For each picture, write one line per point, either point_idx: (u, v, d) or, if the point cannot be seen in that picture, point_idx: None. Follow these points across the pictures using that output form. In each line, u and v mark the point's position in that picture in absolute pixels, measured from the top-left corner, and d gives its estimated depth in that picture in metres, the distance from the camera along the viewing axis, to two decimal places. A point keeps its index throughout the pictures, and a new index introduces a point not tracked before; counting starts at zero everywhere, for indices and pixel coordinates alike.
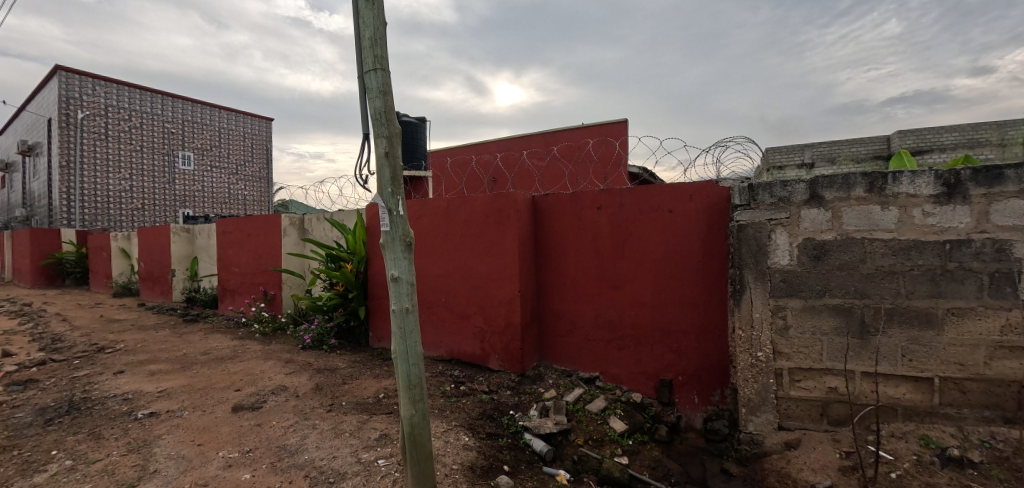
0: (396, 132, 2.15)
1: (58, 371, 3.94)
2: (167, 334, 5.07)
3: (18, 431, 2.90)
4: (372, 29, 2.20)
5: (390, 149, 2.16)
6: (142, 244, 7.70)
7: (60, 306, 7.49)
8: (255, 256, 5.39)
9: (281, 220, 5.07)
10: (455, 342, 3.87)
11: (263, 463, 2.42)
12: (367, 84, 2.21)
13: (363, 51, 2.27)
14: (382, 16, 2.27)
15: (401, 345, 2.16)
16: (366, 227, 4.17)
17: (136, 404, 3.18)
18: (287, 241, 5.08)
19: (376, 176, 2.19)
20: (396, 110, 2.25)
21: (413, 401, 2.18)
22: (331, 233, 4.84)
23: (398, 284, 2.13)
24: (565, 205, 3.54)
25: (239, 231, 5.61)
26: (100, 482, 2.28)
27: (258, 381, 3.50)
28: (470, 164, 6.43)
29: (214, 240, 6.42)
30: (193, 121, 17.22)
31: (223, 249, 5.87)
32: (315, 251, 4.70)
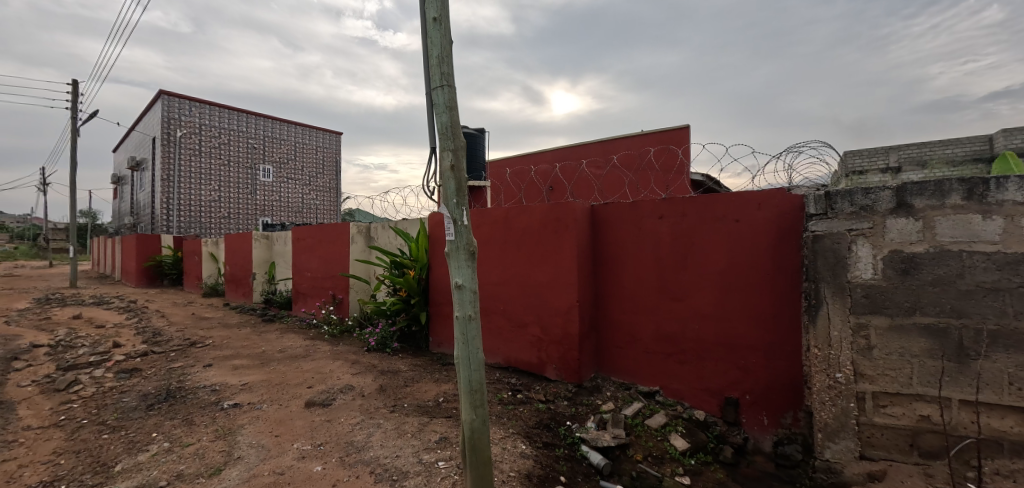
0: (461, 146, 2.25)
1: (156, 361, 4.41)
2: (248, 332, 5.53)
3: (127, 414, 3.28)
4: (438, 49, 2.32)
5: (455, 162, 2.26)
6: (228, 249, 8.47)
7: (160, 303, 8.41)
8: (326, 262, 5.75)
9: (350, 228, 5.39)
10: (511, 350, 3.90)
11: (333, 457, 2.56)
12: (435, 100, 2.33)
13: (431, 69, 2.40)
14: (448, 35, 2.38)
15: (463, 351, 2.25)
16: (428, 235, 4.33)
17: (222, 395, 3.48)
18: (355, 248, 5.37)
19: (441, 188, 2.30)
20: (461, 124, 2.34)
21: (474, 406, 2.25)
22: (394, 240, 5.05)
23: (461, 292, 2.23)
24: (624, 214, 3.49)
25: (312, 238, 6.01)
26: (193, 465, 2.54)
27: (328, 380, 3.70)
28: (528, 173, 6.49)
29: (289, 246, 6.93)
30: (268, 136, 18.70)
31: (297, 254, 6.31)
32: (381, 258, 4.93)
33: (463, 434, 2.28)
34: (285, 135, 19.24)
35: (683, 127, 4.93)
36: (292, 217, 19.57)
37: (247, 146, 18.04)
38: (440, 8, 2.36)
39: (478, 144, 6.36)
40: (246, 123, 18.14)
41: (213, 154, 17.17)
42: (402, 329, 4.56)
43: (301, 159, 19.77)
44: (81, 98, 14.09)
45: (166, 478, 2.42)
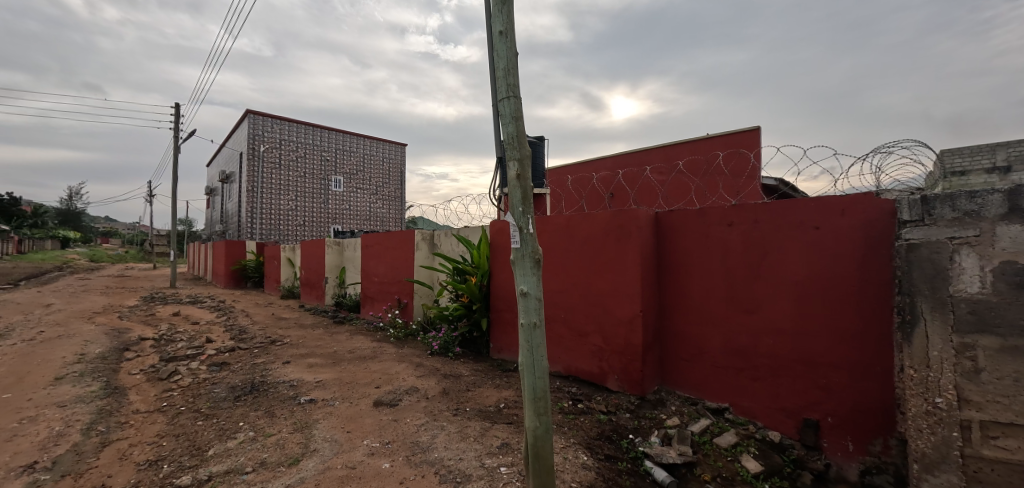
0: (527, 155, 2.32)
1: (241, 357, 4.83)
2: (321, 333, 5.90)
3: (218, 403, 3.61)
4: (505, 61, 2.40)
5: (521, 171, 2.32)
6: (303, 254, 9.13)
7: (245, 304, 9.22)
8: (393, 267, 6.02)
9: (415, 235, 5.62)
10: (572, 359, 3.89)
11: (400, 456, 2.66)
12: (501, 112, 2.41)
13: (497, 82, 2.49)
14: (514, 47, 2.45)
15: (528, 358, 2.28)
16: (490, 242, 4.41)
17: (299, 390, 3.74)
18: (419, 255, 5.60)
19: (507, 196, 2.36)
20: (526, 133, 2.40)
21: (537, 414, 2.27)
22: (457, 247, 5.20)
23: (527, 299, 2.28)
24: (692, 222, 3.41)
25: (380, 245, 6.35)
26: (275, 454, 2.74)
27: (395, 381, 3.86)
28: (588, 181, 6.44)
29: (358, 252, 7.34)
30: (336, 148, 19.97)
31: (365, 260, 6.67)
32: (444, 265, 5.08)
33: (527, 440, 2.31)
34: (352, 147, 20.43)
35: (754, 128, 4.69)
36: (357, 225, 20.64)
37: (322, 159, 19.51)
38: (507, 22, 2.44)
39: (540, 153, 6.41)
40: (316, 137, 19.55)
41: (288, 166, 18.70)
42: (463, 334, 4.67)
43: (366, 169, 20.84)
44: (181, 119, 15.98)
45: (252, 465, 2.63)
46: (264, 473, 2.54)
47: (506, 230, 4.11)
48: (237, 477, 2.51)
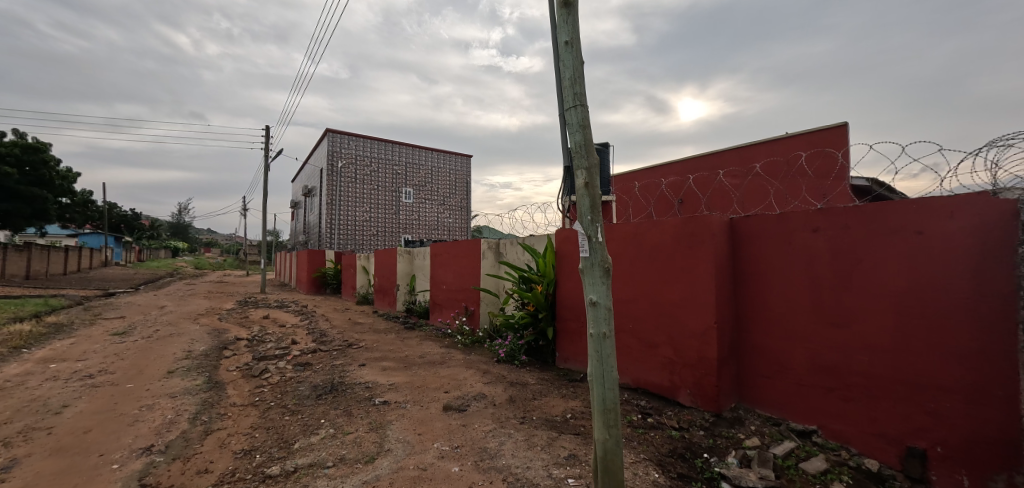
0: (595, 163, 2.30)
1: (322, 358, 5.20)
2: (393, 337, 6.22)
3: (304, 400, 3.92)
4: (571, 71, 2.41)
5: (589, 180, 2.30)
6: (376, 263, 9.68)
7: (325, 309, 9.95)
8: (460, 276, 6.24)
9: (482, 244, 5.78)
10: (641, 371, 3.90)
11: (469, 460, 2.72)
12: (568, 121, 2.42)
13: (563, 91, 2.50)
14: (580, 56, 2.44)
15: (597, 368, 2.27)
16: (555, 251, 4.43)
17: (374, 392, 3.95)
18: (486, 263, 5.75)
19: (576, 205, 2.37)
20: (594, 140, 2.38)
21: (607, 426, 2.24)
22: (522, 256, 5.26)
23: (596, 309, 2.26)
24: (771, 230, 3.25)
25: (448, 253, 6.60)
26: (353, 451, 2.92)
27: (462, 387, 3.97)
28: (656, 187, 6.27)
29: (427, 261, 7.68)
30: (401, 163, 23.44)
31: (434, 268, 6.96)
32: (510, 273, 5.15)
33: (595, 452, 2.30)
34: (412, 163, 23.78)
35: (841, 124, 4.31)
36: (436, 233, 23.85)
37: None
38: (572, 32, 2.44)
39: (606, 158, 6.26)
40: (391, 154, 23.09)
41: None
42: (529, 343, 4.70)
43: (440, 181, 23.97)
44: (270, 140, 17.85)
45: (332, 459, 2.82)
46: (343, 468, 2.70)
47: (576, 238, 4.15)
48: (319, 470, 2.70)
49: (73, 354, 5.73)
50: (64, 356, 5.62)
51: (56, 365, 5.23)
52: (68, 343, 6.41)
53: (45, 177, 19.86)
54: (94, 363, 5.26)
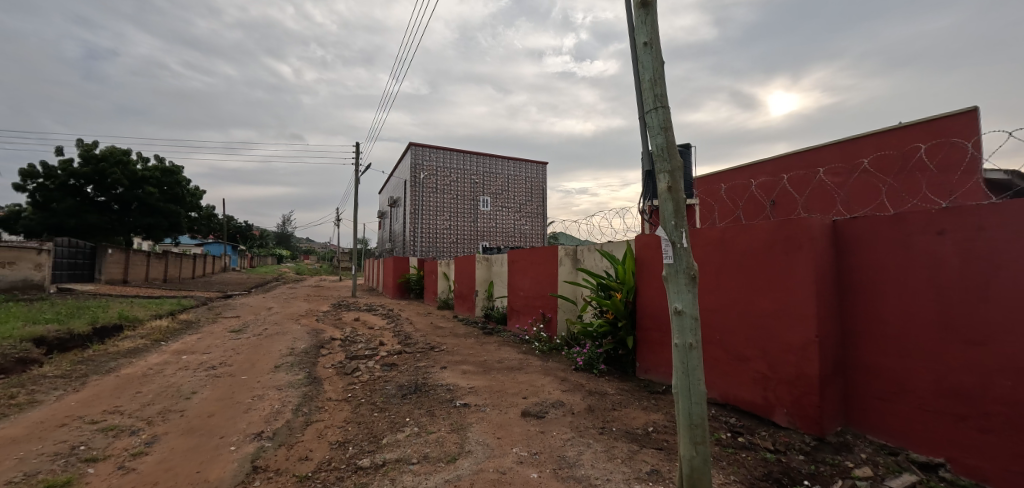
0: (679, 166, 2.21)
1: (407, 359, 5.49)
2: (472, 342, 6.41)
3: (391, 399, 4.16)
4: (651, 72, 2.35)
5: (672, 183, 2.22)
6: (457, 270, 10.05)
7: (409, 313, 10.50)
8: (538, 283, 6.31)
9: (559, 251, 5.82)
10: (731, 385, 3.67)
11: (547, 468, 2.70)
12: (649, 123, 2.36)
13: (643, 93, 2.44)
14: (660, 56, 2.37)
15: (683, 380, 2.18)
16: (635, 258, 4.33)
17: (455, 394, 4.09)
18: (563, 270, 5.76)
19: (659, 209, 2.29)
20: (677, 142, 2.29)
21: (694, 442, 2.15)
22: (600, 262, 5.19)
23: (682, 317, 2.16)
24: (883, 233, 2.90)
25: (526, 260, 6.71)
26: (435, 450, 3.03)
27: (540, 393, 3.97)
28: (744, 188, 5.87)
29: (505, 268, 7.84)
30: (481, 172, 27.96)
31: (512, 274, 7.11)
32: (588, 280, 5.11)
33: (681, 468, 2.21)
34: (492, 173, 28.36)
35: (972, 109, 3.75)
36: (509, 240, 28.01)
37: None
38: (651, 32, 2.38)
39: (690, 163, 5.78)
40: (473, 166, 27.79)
41: None
42: (608, 352, 4.60)
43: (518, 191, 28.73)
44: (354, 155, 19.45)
45: (416, 457, 2.95)
46: (427, 466, 2.82)
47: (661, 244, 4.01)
48: (405, 466, 2.84)
49: (201, 347, 6.63)
50: (194, 349, 6.52)
51: (187, 356, 6.07)
52: (196, 338, 7.43)
53: (179, 195, 23.46)
54: (216, 356, 6.03)
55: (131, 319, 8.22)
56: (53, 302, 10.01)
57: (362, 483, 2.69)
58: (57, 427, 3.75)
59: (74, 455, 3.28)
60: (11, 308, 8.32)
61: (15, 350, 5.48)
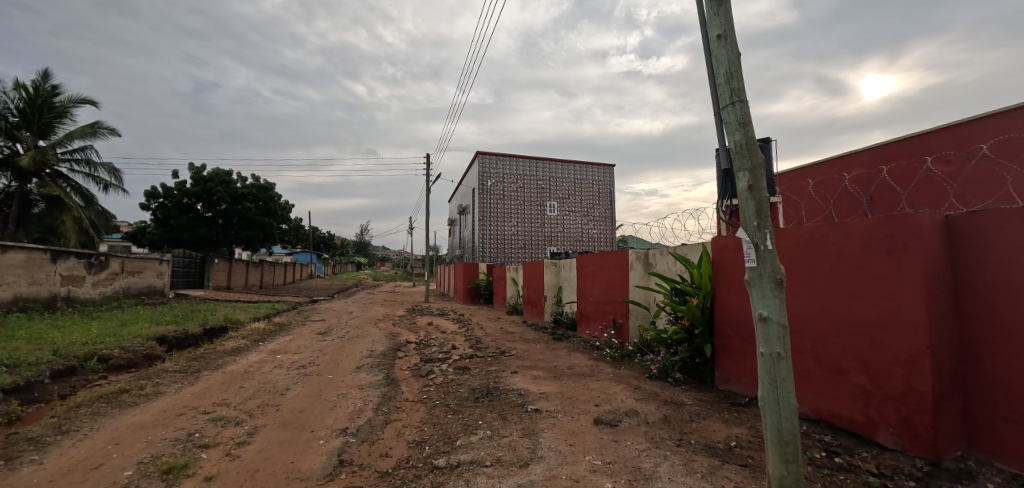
0: (760, 163, 2.08)
1: (478, 364, 5.62)
2: (542, 347, 6.43)
3: (466, 402, 4.28)
4: (726, 65, 2.24)
5: (753, 182, 2.10)
6: (525, 275, 10.17)
7: (479, 318, 10.77)
8: (609, 288, 6.21)
9: (629, 255, 5.70)
10: (826, 400, 3.36)
11: (622, 478, 2.62)
12: (725, 120, 2.24)
13: (718, 88, 2.33)
14: (736, 48, 2.25)
15: (771, 392, 2.05)
16: (712, 261, 4.13)
17: (527, 399, 4.12)
18: (635, 274, 5.63)
19: (739, 210, 2.17)
20: (758, 138, 2.15)
21: (785, 460, 2.02)
22: (674, 266, 4.99)
23: (768, 325, 2.03)
24: (1011, 228, 2.49)
25: (596, 265, 6.62)
26: (508, 454, 3.06)
27: (613, 401, 3.88)
28: (836, 183, 5.36)
29: (573, 273, 7.80)
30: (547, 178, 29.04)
31: (582, 279, 7.05)
32: (661, 285, 4.94)
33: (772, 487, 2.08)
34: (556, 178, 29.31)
35: None
36: (575, 244, 28.40)
37: None
38: (726, 23, 2.27)
39: (771, 159, 5.37)
40: (536, 171, 28.84)
41: None
42: (684, 360, 4.40)
43: (582, 194, 29.35)
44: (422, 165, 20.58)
45: (490, 459, 3.00)
46: (500, 469, 2.85)
47: (742, 246, 3.80)
48: (479, 468, 2.90)
49: (293, 348, 7.25)
50: (286, 349, 7.15)
51: (281, 356, 6.68)
52: (288, 339, 8.14)
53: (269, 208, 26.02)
54: (306, 356, 6.57)
55: (235, 321, 9.21)
56: (174, 305, 11.50)
57: (439, 482, 2.78)
58: (177, 415, 4.28)
59: (190, 441, 3.72)
60: (143, 311, 9.67)
61: (143, 347, 6.35)
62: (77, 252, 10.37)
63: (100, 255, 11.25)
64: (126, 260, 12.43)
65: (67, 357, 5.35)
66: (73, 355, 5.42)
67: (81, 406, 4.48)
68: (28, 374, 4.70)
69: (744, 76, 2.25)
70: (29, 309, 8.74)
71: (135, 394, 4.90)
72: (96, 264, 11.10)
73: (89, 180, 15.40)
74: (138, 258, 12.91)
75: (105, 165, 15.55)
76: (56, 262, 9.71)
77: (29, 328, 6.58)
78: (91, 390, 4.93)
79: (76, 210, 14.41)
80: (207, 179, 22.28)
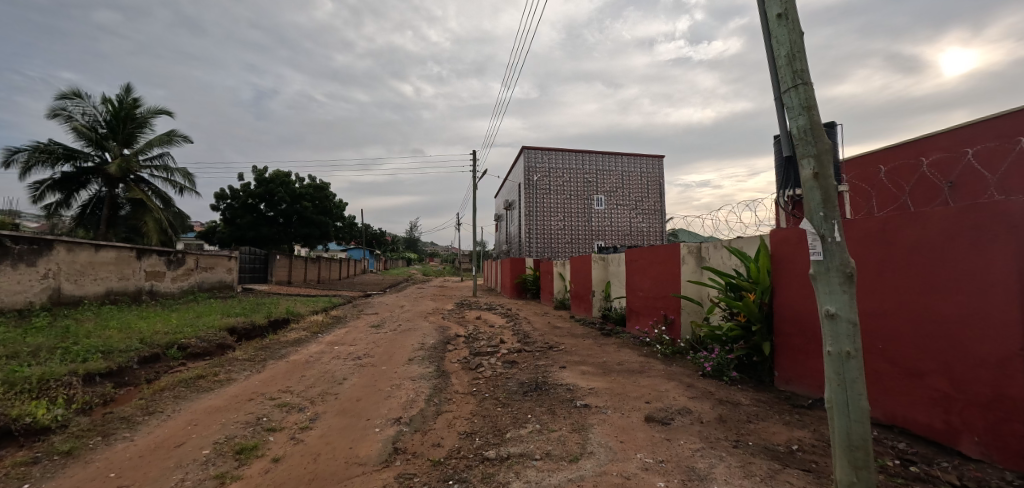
0: (827, 148, 1.94)
1: (526, 358, 5.66)
2: (590, 343, 6.38)
3: (516, 395, 4.32)
4: (788, 46, 2.10)
5: (819, 169, 1.97)
6: (573, 270, 10.10)
7: (527, 312, 10.83)
8: (659, 283, 6.06)
9: (681, 250, 5.54)
10: (901, 405, 3.11)
11: (675, 478, 2.56)
12: (787, 104, 2.11)
13: (778, 71, 2.20)
14: (799, 27, 2.12)
15: (840, 394, 1.93)
16: (770, 255, 3.93)
17: (575, 394, 4.10)
18: (686, 269, 5.46)
19: (802, 199, 2.04)
20: (824, 121, 2.01)
21: (856, 466, 1.90)
22: (729, 261, 4.79)
23: (836, 322, 1.91)
24: None
25: (646, 259, 6.47)
26: (558, 448, 3.07)
27: (664, 399, 3.79)
28: (913, 169, 4.92)
29: (622, 268, 7.66)
30: (593, 171, 28.68)
31: (631, 274, 6.92)
32: (714, 280, 4.77)
33: None
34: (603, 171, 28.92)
35: None
36: (623, 239, 27.92)
37: None
38: (785, 1, 2.14)
39: (837, 143, 5.03)
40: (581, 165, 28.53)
41: None
42: (740, 358, 4.22)
43: (630, 188, 28.75)
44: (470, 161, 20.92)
45: (539, 453, 3.02)
46: (550, 463, 2.87)
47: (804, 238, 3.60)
48: (529, 461, 2.93)
49: (350, 340, 7.61)
50: (343, 341, 7.52)
51: (339, 347, 7.04)
52: (344, 331, 8.57)
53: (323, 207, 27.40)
54: (361, 348, 6.88)
55: (296, 314, 9.80)
56: (241, 299, 12.39)
57: (489, 474, 2.83)
58: (247, 400, 4.63)
59: (260, 424, 4.01)
60: (215, 304, 10.51)
61: (216, 336, 6.90)
62: (158, 250, 11.39)
63: (178, 253, 12.29)
64: (199, 256, 13.51)
65: (152, 345, 5.90)
66: (156, 343, 5.98)
67: (163, 389, 4.95)
68: (119, 359, 5.23)
69: (807, 56, 2.10)
70: (120, 302, 9.74)
71: (209, 380, 5.34)
72: (174, 261, 12.12)
73: (167, 184, 16.83)
74: (210, 255, 14.01)
75: (180, 170, 16.93)
76: (140, 259, 10.71)
77: (120, 319, 7.33)
78: (171, 376, 5.43)
79: (157, 211, 15.82)
80: (269, 181, 23.82)
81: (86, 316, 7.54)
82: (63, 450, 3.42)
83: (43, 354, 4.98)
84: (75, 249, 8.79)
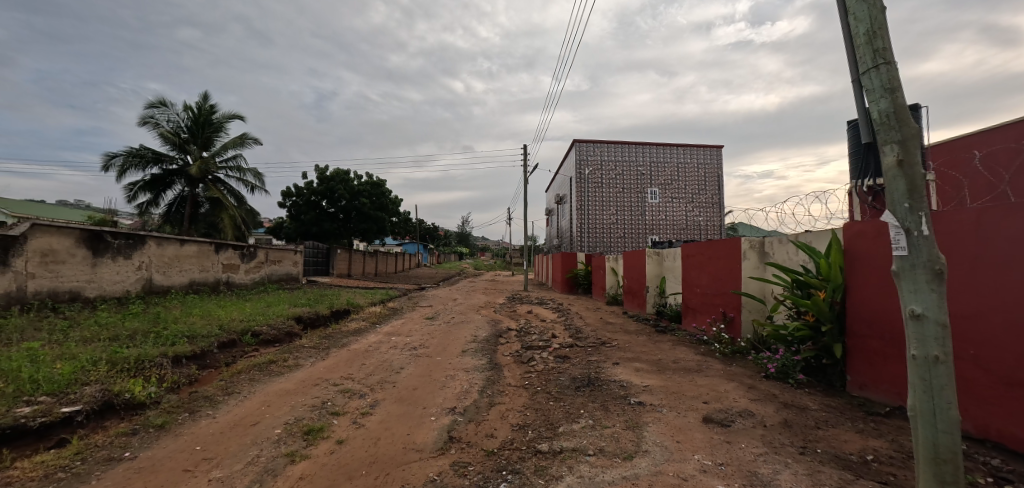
0: (914, 133, 1.76)
1: (578, 353, 5.63)
2: (643, 339, 6.25)
3: (569, 390, 4.32)
4: (867, 23, 1.93)
5: (904, 156, 1.80)
6: (626, 265, 9.89)
7: (578, 307, 10.75)
8: (718, 279, 5.81)
9: (742, 244, 5.28)
10: (996, 418, 2.79)
11: (736, 482, 2.46)
12: (865, 87, 1.94)
13: (855, 51, 2.03)
14: (880, 1, 1.93)
15: (925, 402, 1.78)
16: (843, 249, 3.66)
17: (629, 391, 4.04)
18: (748, 265, 5.21)
19: (884, 190, 1.87)
20: (910, 103, 1.82)
21: (943, 481, 1.73)
22: (795, 256, 4.51)
23: (922, 324, 1.75)
24: None
25: (704, 254, 6.22)
26: (611, 445, 3.05)
27: (724, 400, 3.65)
28: (1017, 153, 4.34)
29: (678, 263, 7.43)
30: (645, 163, 27.75)
31: (687, 270, 6.68)
32: (779, 276, 4.52)
33: None
34: (655, 163, 27.89)
35: None
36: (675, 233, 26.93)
37: None
38: None
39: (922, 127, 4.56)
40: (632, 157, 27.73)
41: None
42: (808, 360, 3.97)
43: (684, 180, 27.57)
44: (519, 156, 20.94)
45: (593, 449, 3.01)
46: (603, 459, 2.85)
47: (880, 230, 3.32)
48: (582, 456, 2.93)
49: (406, 331, 7.93)
50: (400, 332, 7.86)
51: (396, 337, 7.36)
52: (401, 323, 8.95)
53: None
54: (417, 339, 7.15)
55: (356, 306, 10.34)
56: (306, 290, 13.26)
57: (542, 466, 2.86)
58: (314, 385, 4.97)
59: (325, 408, 4.29)
60: (284, 294, 11.31)
61: (285, 325, 7.44)
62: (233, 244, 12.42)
63: (250, 247, 13.31)
64: (268, 250, 14.58)
65: (229, 332, 6.45)
66: (234, 330, 6.53)
67: (240, 372, 5.41)
68: (203, 344, 5.78)
69: (889, 32, 1.92)
70: (201, 291, 10.74)
71: (280, 365, 5.78)
72: (246, 254, 13.15)
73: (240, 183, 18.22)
74: (278, 249, 15.06)
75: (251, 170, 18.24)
76: (218, 253, 11.72)
77: (202, 307, 8.08)
78: (247, 360, 5.92)
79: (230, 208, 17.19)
80: (329, 179, 25.19)
81: (174, 304, 8.38)
82: (157, 424, 3.85)
83: (139, 338, 5.59)
84: (163, 243, 9.77)
